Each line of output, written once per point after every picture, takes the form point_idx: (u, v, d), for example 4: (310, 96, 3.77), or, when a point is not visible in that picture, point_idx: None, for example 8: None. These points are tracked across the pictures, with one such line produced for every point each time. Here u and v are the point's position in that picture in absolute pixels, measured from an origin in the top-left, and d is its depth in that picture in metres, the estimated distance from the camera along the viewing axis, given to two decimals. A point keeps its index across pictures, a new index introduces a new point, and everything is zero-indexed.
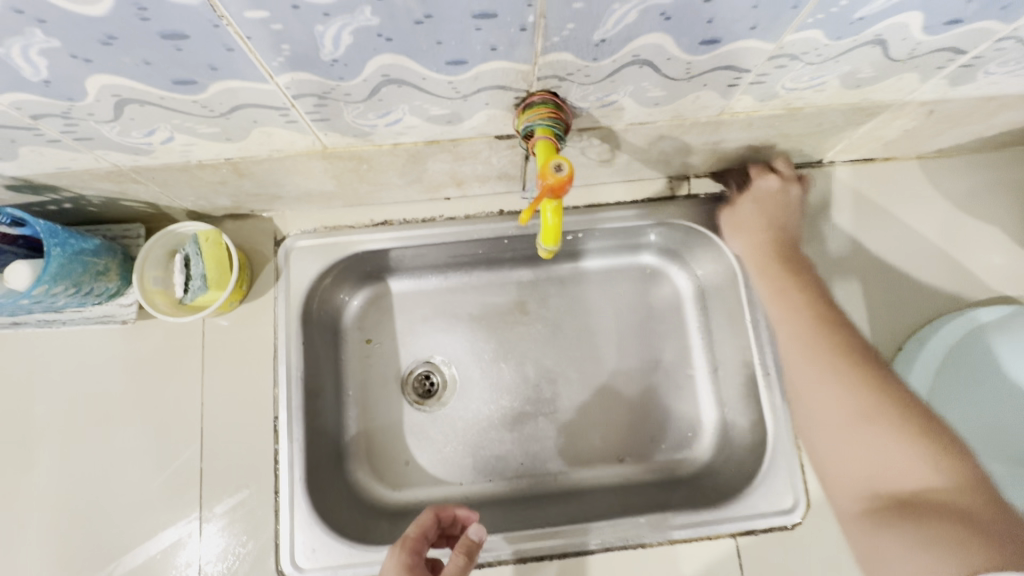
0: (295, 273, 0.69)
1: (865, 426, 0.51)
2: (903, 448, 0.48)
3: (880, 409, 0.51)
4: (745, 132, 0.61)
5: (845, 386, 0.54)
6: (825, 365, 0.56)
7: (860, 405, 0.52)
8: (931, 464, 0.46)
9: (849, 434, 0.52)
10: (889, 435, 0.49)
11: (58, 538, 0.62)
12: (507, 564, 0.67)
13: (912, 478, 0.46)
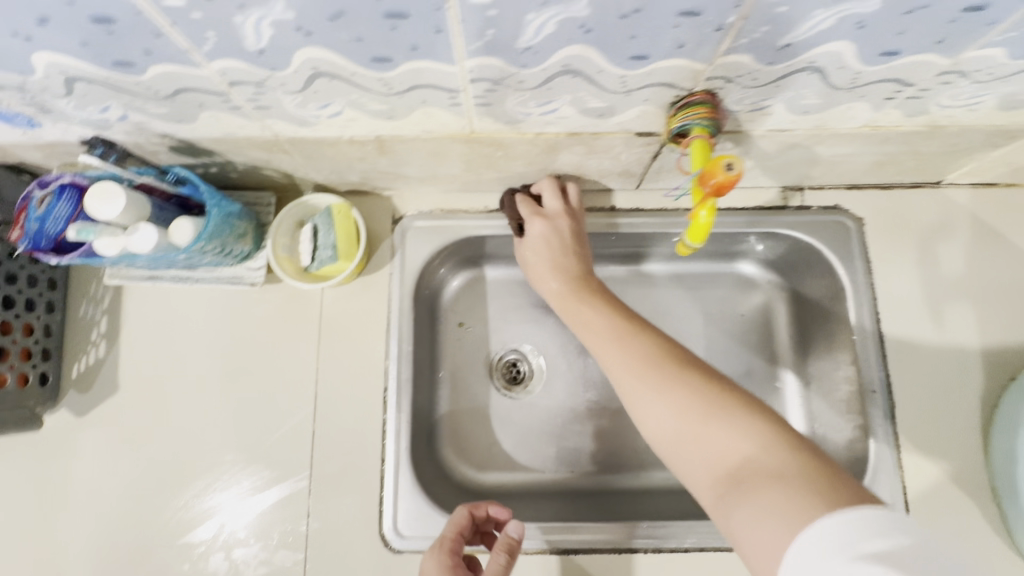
0: (409, 252, 0.71)
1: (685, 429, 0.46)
2: (724, 449, 0.43)
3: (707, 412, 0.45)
4: (878, 147, 0.61)
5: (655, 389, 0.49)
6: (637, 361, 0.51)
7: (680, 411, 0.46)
8: (761, 444, 0.42)
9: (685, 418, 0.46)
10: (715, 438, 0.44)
11: (175, 483, 0.66)
12: (603, 553, 0.66)
13: (728, 455, 0.43)
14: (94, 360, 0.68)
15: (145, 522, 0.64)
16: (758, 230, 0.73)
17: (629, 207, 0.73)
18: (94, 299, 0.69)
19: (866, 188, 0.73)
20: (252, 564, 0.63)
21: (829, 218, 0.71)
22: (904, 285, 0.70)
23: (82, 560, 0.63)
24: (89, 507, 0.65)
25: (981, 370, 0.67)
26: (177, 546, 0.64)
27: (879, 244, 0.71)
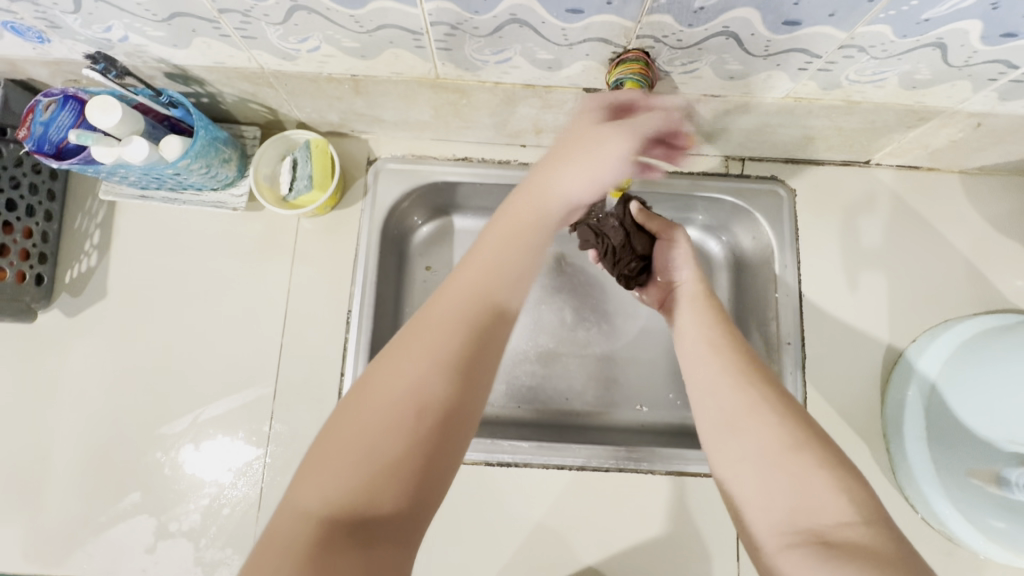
0: (380, 191, 0.78)
1: (740, 411, 0.52)
2: (771, 432, 0.49)
3: (776, 407, 0.51)
4: (804, 120, 0.68)
5: (726, 375, 0.55)
6: (709, 346, 0.58)
7: (746, 396, 0.52)
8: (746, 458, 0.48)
9: (745, 433, 0.50)
10: (755, 427, 0.50)
11: (155, 381, 0.72)
12: (535, 468, 0.75)
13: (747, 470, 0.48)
14: (86, 269, 0.74)
15: (125, 414, 0.72)
16: (700, 194, 0.79)
17: None
18: (89, 213, 0.76)
19: (802, 163, 0.80)
20: (219, 456, 0.70)
21: (765, 186, 0.78)
22: (827, 252, 0.77)
23: (67, 443, 0.71)
24: (75, 397, 0.72)
25: (888, 331, 0.75)
26: (152, 437, 0.71)
27: (808, 214, 0.78)
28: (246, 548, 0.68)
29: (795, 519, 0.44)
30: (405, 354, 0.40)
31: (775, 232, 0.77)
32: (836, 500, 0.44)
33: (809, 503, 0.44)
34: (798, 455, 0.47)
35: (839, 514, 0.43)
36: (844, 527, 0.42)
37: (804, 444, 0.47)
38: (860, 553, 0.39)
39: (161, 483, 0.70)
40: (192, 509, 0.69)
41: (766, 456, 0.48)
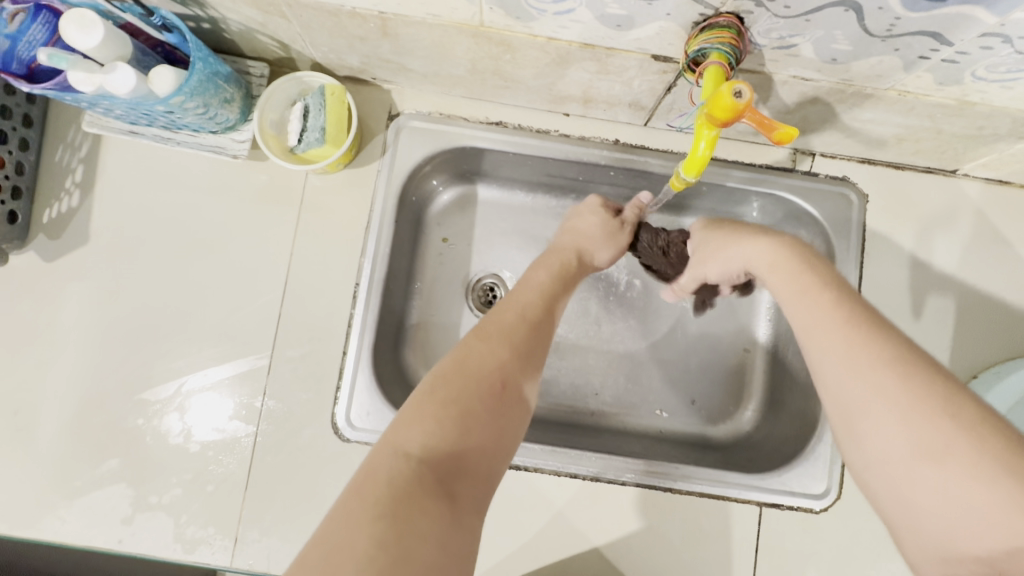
0: (401, 151, 0.69)
1: (861, 402, 0.38)
2: (903, 430, 0.36)
3: (911, 397, 0.36)
4: (900, 117, 0.58)
5: (845, 356, 0.40)
6: (810, 320, 0.45)
7: (866, 381, 0.38)
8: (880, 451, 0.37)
9: (883, 417, 0.37)
10: (886, 416, 0.37)
11: (138, 341, 0.66)
12: (544, 474, 0.68)
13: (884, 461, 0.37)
14: (66, 209, 0.66)
15: (105, 373, 0.65)
16: (759, 191, 0.70)
17: (635, 143, 0.71)
18: (71, 146, 0.67)
19: (879, 166, 0.70)
20: (205, 430, 0.64)
21: (834, 189, 0.69)
22: (892, 270, 0.69)
23: (41, 399, 0.65)
24: (52, 351, 0.66)
25: (948, 364, 0.67)
26: (133, 401, 0.65)
27: (878, 224, 0.70)
28: (229, 529, 0.63)
29: (947, 530, 0.33)
30: (480, 342, 0.48)
31: (840, 240, 0.68)
32: (1008, 526, 0.31)
33: (962, 519, 0.32)
34: (945, 466, 0.34)
35: (1017, 541, 0.30)
36: (1023, 562, 0.30)
37: (954, 445, 0.34)
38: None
39: (141, 452, 0.64)
40: (173, 482, 0.64)
41: (897, 465, 0.36)
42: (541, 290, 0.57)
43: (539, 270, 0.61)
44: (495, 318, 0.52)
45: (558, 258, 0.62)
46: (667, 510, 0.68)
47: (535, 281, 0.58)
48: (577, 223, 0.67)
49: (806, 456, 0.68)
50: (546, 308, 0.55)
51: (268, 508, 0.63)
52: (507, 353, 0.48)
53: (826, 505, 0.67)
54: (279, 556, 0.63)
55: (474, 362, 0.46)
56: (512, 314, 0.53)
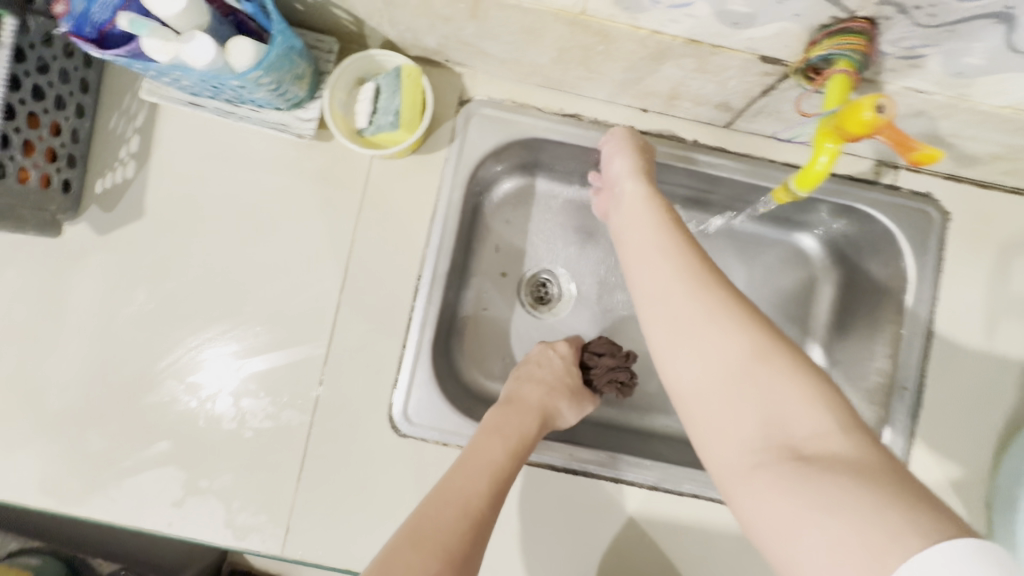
0: (470, 138, 0.66)
1: (685, 323, 0.47)
2: (735, 340, 0.44)
3: (705, 306, 0.46)
4: (1007, 136, 0.55)
5: (676, 291, 0.48)
6: (640, 221, 0.54)
7: (685, 303, 0.47)
8: (748, 349, 0.44)
9: (741, 367, 0.44)
10: (722, 333, 0.45)
11: (190, 320, 0.64)
12: (600, 480, 0.67)
13: (722, 359, 0.45)
14: (120, 180, 0.64)
15: (156, 351, 0.64)
16: (831, 200, 0.69)
17: (712, 146, 0.68)
18: (127, 114, 0.64)
19: (964, 183, 0.68)
20: (258, 416, 0.63)
21: (915, 205, 0.67)
22: (967, 291, 0.67)
23: (92, 373, 0.63)
24: (102, 325, 0.64)
25: (1017, 393, 0.66)
26: (185, 383, 0.63)
27: (956, 242, 0.67)
28: (281, 518, 0.62)
29: (781, 457, 0.40)
30: (415, 555, 0.45)
31: (916, 259, 0.66)
32: (803, 411, 0.41)
33: (779, 418, 0.42)
34: (767, 366, 0.43)
35: (810, 428, 0.40)
36: (821, 438, 0.40)
37: (772, 349, 0.44)
38: (846, 468, 0.37)
39: (192, 435, 0.63)
40: (225, 467, 0.63)
41: (728, 368, 0.44)
42: (497, 472, 0.54)
43: (492, 438, 0.57)
44: (435, 517, 0.49)
45: (517, 428, 0.59)
46: (717, 521, 0.66)
47: (492, 455, 0.55)
48: (531, 389, 0.64)
49: None
50: (490, 498, 0.52)
51: (320, 498, 0.62)
52: (440, 564, 0.46)
53: None
54: (330, 547, 0.62)
55: (380, 567, 0.45)
56: (453, 507, 0.50)
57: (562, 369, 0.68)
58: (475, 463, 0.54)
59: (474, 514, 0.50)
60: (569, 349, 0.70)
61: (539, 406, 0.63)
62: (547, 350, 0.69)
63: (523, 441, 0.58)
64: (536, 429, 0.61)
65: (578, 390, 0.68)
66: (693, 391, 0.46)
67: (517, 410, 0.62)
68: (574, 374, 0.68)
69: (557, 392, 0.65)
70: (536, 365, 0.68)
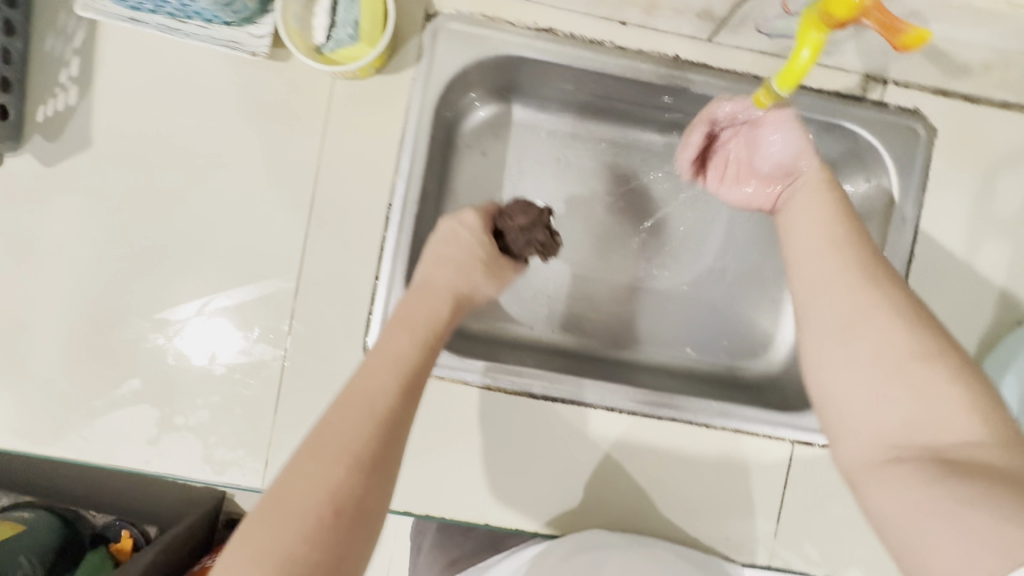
0: (438, 56, 0.62)
1: (850, 314, 0.43)
2: (895, 337, 0.41)
3: (870, 303, 0.43)
4: (998, 36, 0.53)
5: (842, 278, 0.45)
6: (811, 219, 0.50)
7: (847, 298, 0.44)
8: (912, 349, 0.40)
9: (893, 365, 0.40)
10: (881, 329, 0.42)
11: (151, 256, 0.61)
12: (581, 408, 0.67)
13: (883, 352, 0.41)
14: (63, 107, 0.60)
15: (118, 288, 0.61)
16: (821, 121, 0.66)
17: (696, 62, 0.65)
18: (65, 34, 0.60)
19: (953, 98, 0.66)
20: (230, 352, 0.62)
21: (904, 121, 0.65)
22: (951, 210, 0.66)
23: (50, 312, 0.61)
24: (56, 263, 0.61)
25: (994, 311, 0.66)
26: (151, 321, 0.62)
27: (943, 160, 0.66)
28: (261, 452, 0.62)
29: (924, 457, 0.37)
30: (310, 465, 0.37)
31: (901, 178, 0.65)
32: (965, 418, 0.37)
33: (931, 420, 0.38)
34: (921, 368, 0.39)
35: (959, 432, 0.37)
36: (977, 447, 0.36)
37: (939, 352, 0.40)
38: (991, 475, 0.34)
39: (162, 373, 0.61)
40: (199, 404, 0.62)
41: (884, 364, 0.41)
42: (408, 365, 0.45)
43: (398, 329, 0.48)
44: (333, 421, 0.40)
45: (425, 315, 0.50)
46: (695, 442, 0.67)
47: (398, 348, 0.46)
48: (436, 272, 0.54)
49: None
50: (399, 394, 0.43)
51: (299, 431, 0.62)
52: (344, 471, 0.38)
53: None
54: None
55: (283, 488, 0.37)
56: (355, 408, 0.41)
57: (469, 244, 0.57)
58: (385, 353, 0.45)
59: (380, 410, 0.41)
60: (480, 216, 0.59)
61: (446, 289, 0.54)
62: (453, 224, 0.57)
63: (432, 328, 0.50)
64: (446, 314, 0.52)
65: (495, 268, 0.58)
66: (826, 379, 0.43)
67: (421, 297, 0.52)
68: (486, 245, 0.58)
69: (468, 269, 0.56)
70: (441, 248, 0.57)
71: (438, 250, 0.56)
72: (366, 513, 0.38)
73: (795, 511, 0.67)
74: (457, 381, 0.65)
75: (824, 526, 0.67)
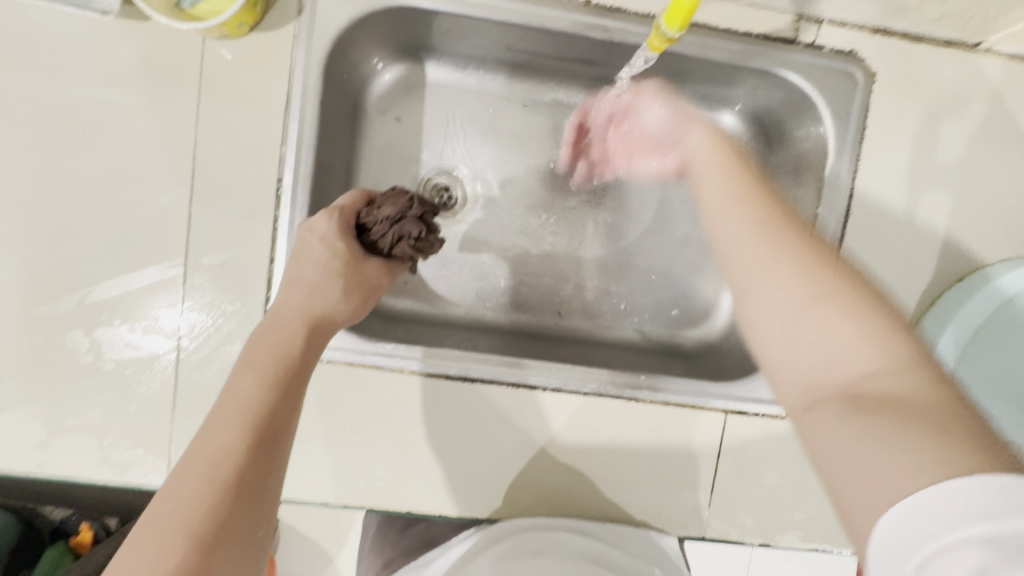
0: (322, 10, 0.56)
1: (753, 264, 0.41)
2: (796, 281, 0.38)
3: (797, 257, 0.40)
4: None
5: (750, 229, 0.43)
6: (724, 184, 0.48)
7: (768, 250, 0.41)
8: (810, 293, 0.37)
9: (798, 316, 0.37)
10: (778, 278, 0.39)
11: (19, 245, 0.56)
12: (503, 388, 0.63)
13: (782, 299, 0.39)
14: None
15: None
16: (750, 67, 0.61)
17: (612, 6, 0.60)
18: None
19: (893, 37, 0.61)
20: (119, 346, 0.57)
21: (837, 65, 0.60)
22: (890, 160, 0.62)
23: None
24: None
25: (937, 265, 0.62)
26: (27, 318, 0.57)
27: (881, 105, 0.61)
28: (162, 451, 0.58)
29: (842, 399, 0.33)
30: (143, 550, 0.35)
31: (834, 126, 0.60)
32: (874, 353, 0.34)
33: (834, 358, 0.35)
34: (825, 307, 0.36)
35: (865, 363, 0.34)
36: (874, 377, 0.33)
37: (838, 292, 0.37)
38: (907, 410, 0.30)
39: (45, 372, 0.57)
40: (91, 403, 0.57)
41: (784, 309, 0.38)
42: (253, 412, 0.41)
43: (245, 373, 0.44)
44: (170, 495, 0.37)
45: (275, 349, 0.45)
46: (625, 418, 0.64)
47: (243, 393, 0.42)
48: (289, 296, 0.49)
49: None
50: (247, 451, 0.39)
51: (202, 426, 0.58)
52: (181, 551, 0.35)
53: None
54: None
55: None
56: (197, 476, 0.38)
57: (324, 256, 0.51)
58: (232, 405, 0.41)
59: (223, 475, 0.38)
60: (336, 222, 0.53)
61: (298, 314, 0.48)
62: (304, 234, 0.52)
63: (284, 362, 0.45)
64: (303, 342, 0.47)
65: (360, 277, 0.53)
66: (760, 338, 0.40)
67: (271, 330, 0.47)
68: (344, 253, 0.52)
69: (324, 285, 0.50)
70: (296, 264, 0.51)
71: (293, 268, 0.51)
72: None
73: (731, 482, 0.65)
74: (364, 365, 0.61)
75: (759, 498, 0.65)
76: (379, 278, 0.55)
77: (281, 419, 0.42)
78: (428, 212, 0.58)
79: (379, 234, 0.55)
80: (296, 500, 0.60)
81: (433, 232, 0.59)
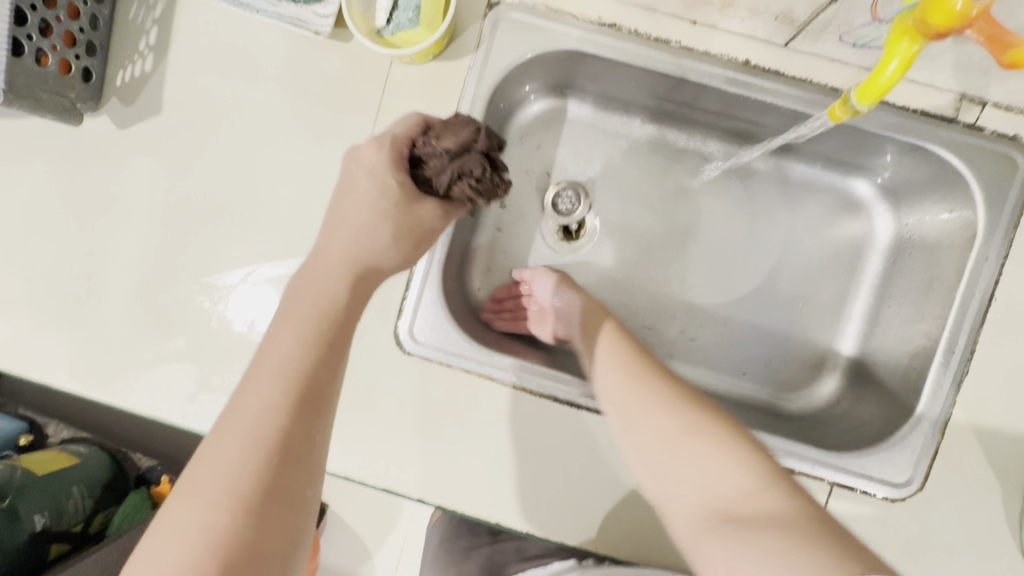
0: (497, 47, 0.62)
1: (644, 411, 0.50)
2: (670, 418, 0.48)
3: (675, 396, 0.50)
4: None
5: (626, 389, 0.52)
6: (610, 347, 0.56)
7: (646, 392, 0.50)
8: (684, 425, 0.47)
9: (677, 447, 0.47)
10: (655, 416, 0.49)
11: (202, 220, 0.64)
12: (605, 419, 0.65)
13: (661, 434, 0.48)
14: (140, 73, 0.64)
15: (169, 249, 0.64)
16: (901, 140, 0.61)
17: (767, 67, 0.61)
18: (146, 4, 0.63)
19: None
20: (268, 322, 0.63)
21: (997, 148, 0.59)
22: None
23: (109, 265, 0.64)
24: (119, 220, 0.64)
25: None
26: (198, 284, 0.64)
27: None
28: None
29: (719, 522, 0.42)
30: (190, 514, 0.38)
31: (983, 207, 0.59)
32: (734, 471, 0.44)
33: (708, 484, 0.44)
34: (696, 438, 0.46)
35: (733, 483, 0.43)
36: (745, 497, 0.42)
37: (699, 425, 0.47)
38: (775, 523, 0.39)
39: (202, 334, 0.64)
40: (235, 367, 0.64)
41: (669, 445, 0.47)
42: (297, 367, 0.42)
43: (284, 326, 0.45)
44: (208, 457, 0.40)
45: (315, 301, 0.46)
46: None
47: (282, 347, 0.43)
48: (333, 237, 0.49)
49: (892, 441, 0.59)
50: (289, 410, 0.41)
51: None
52: (229, 515, 0.38)
53: (903, 496, 0.58)
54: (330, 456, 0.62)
55: (166, 532, 0.38)
56: (239, 437, 0.40)
57: (372, 194, 0.50)
58: (271, 362, 0.43)
59: (263, 435, 0.40)
60: (393, 152, 0.51)
61: (344, 260, 0.48)
62: (353, 165, 0.51)
63: (326, 316, 0.45)
64: (346, 294, 0.47)
65: (412, 220, 0.51)
66: (657, 481, 0.47)
67: (312, 278, 0.47)
68: (396, 182, 0.50)
69: (370, 225, 0.49)
70: (341, 202, 0.50)
71: (341, 209, 0.50)
72: (269, 549, 0.38)
73: None
74: (473, 372, 0.64)
75: None
76: (433, 219, 0.52)
77: (326, 376, 0.43)
78: (494, 149, 0.54)
79: (435, 169, 0.52)
80: (396, 490, 0.63)
81: (498, 172, 0.55)
